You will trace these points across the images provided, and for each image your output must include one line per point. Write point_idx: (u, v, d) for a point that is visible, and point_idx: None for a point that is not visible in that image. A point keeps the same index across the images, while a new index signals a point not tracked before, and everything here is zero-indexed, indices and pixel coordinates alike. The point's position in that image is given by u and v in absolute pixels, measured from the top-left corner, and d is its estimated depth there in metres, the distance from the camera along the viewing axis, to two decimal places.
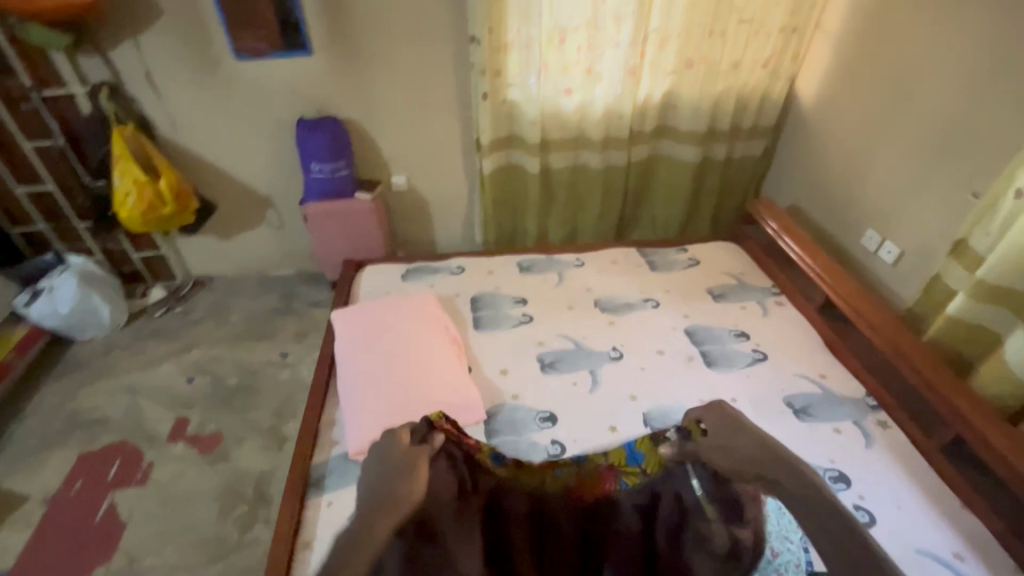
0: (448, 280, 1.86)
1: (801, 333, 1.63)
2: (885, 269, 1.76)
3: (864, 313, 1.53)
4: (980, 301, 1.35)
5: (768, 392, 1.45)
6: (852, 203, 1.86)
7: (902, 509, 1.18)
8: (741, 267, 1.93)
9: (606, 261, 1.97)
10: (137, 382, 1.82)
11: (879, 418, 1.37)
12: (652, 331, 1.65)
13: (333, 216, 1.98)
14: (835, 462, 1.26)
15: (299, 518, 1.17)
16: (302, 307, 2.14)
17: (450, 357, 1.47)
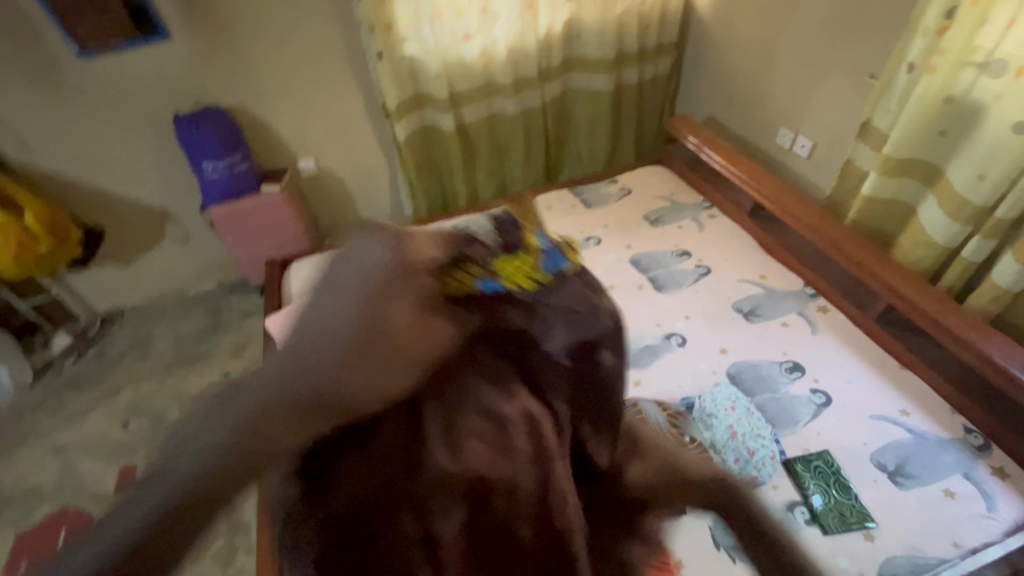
0: None
1: (737, 240, 1.68)
2: (802, 163, 1.82)
3: (791, 209, 1.59)
4: (891, 176, 1.42)
5: (718, 303, 1.49)
6: (762, 105, 1.90)
7: (852, 383, 1.26)
8: (671, 188, 1.95)
9: (542, 208, 1.92)
10: (64, 441, 1.64)
11: (820, 304, 1.45)
12: (599, 268, 1.65)
13: (242, 216, 1.81)
14: (788, 354, 1.33)
15: None
16: (234, 320, 1.98)
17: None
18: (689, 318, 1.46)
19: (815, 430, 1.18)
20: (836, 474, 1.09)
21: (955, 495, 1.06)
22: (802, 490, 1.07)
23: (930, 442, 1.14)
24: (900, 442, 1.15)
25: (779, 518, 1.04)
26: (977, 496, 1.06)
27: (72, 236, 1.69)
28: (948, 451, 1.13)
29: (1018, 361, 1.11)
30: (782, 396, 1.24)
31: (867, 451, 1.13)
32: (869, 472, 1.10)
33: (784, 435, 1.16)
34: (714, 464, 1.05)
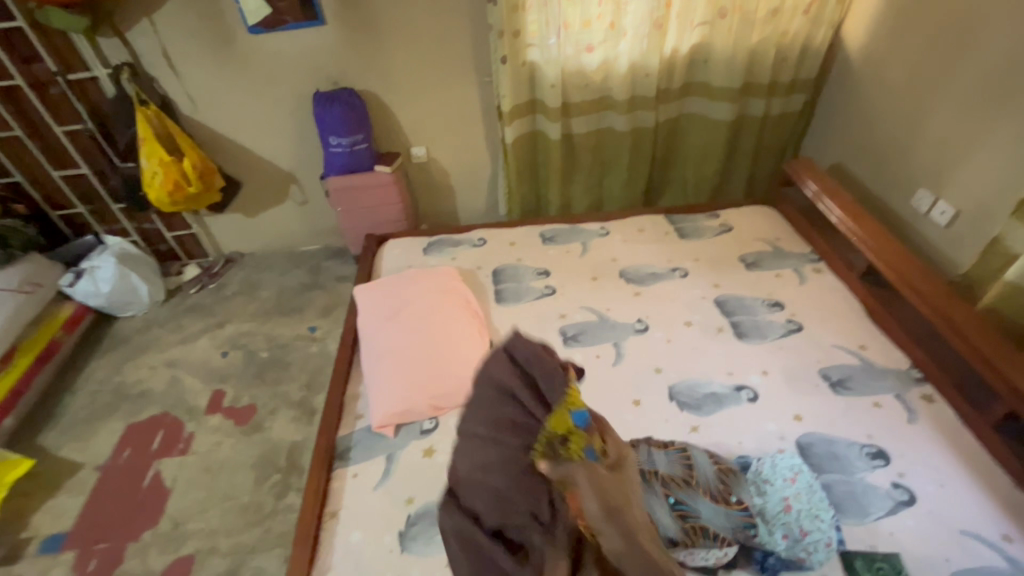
0: (469, 253, 1.84)
1: (839, 302, 1.54)
2: (937, 232, 1.62)
3: (912, 279, 1.42)
4: None
5: (803, 364, 1.38)
6: (901, 159, 1.72)
7: (946, 488, 1.11)
8: (777, 233, 1.83)
9: (633, 229, 1.90)
10: (176, 357, 1.90)
11: (924, 392, 1.29)
12: (679, 302, 1.59)
13: (354, 190, 1.97)
14: (873, 438, 1.20)
15: (326, 490, 1.20)
16: (330, 281, 2.17)
17: (471, 331, 1.46)
18: (765, 374, 1.37)
19: (888, 528, 1.05)
20: None
21: None
22: None
23: None
24: (994, 570, 0.99)
25: None
26: None
27: (216, 184, 1.95)
28: None
29: None
30: (856, 481, 1.13)
31: (947, 568, 1.00)
32: None
33: (848, 524, 1.06)
34: (758, 535, 0.98)
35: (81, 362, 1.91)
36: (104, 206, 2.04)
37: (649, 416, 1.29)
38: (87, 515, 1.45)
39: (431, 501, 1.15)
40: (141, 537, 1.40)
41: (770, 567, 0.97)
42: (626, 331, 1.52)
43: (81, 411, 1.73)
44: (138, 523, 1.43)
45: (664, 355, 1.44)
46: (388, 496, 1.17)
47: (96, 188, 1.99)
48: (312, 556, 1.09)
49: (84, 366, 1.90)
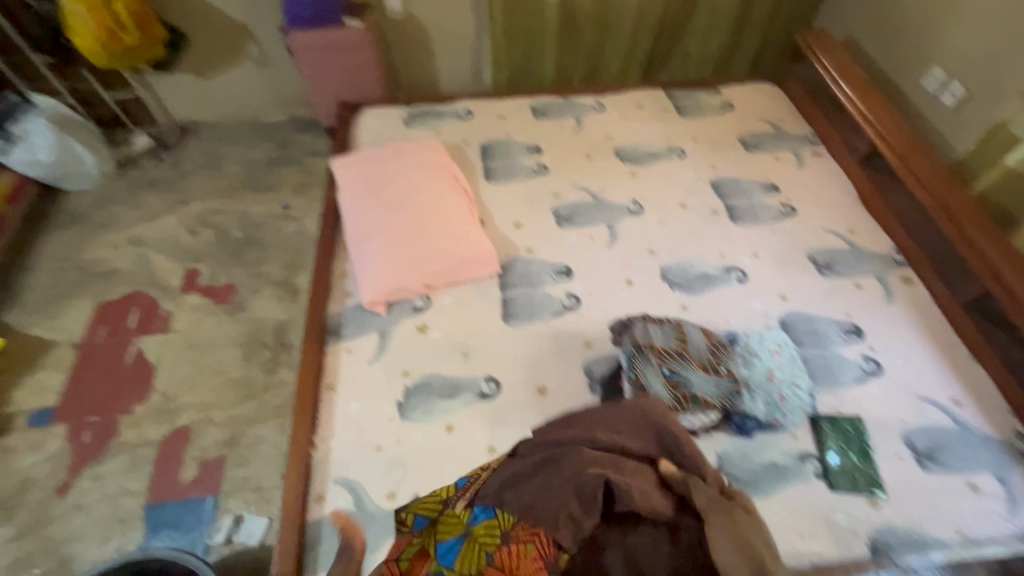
0: (455, 125, 1.70)
1: (834, 186, 1.52)
2: (944, 116, 1.57)
3: (912, 164, 1.39)
4: None
5: (793, 247, 1.39)
6: (920, 32, 1.60)
7: (910, 360, 1.19)
8: (779, 112, 1.74)
9: (631, 104, 1.77)
10: (141, 235, 1.77)
11: (904, 274, 1.34)
12: (676, 185, 1.54)
13: (321, 49, 1.73)
14: (852, 316, 1.26)
15: (321, 365, 1.20)
16: (300, 156, 2.00)
17: (460, 210, 1.39)
18: (756, 256, 1.37)
19: (855, 395, 1.14)
20: (861, 441, 1.08)
21: (977, 490, 1.02)
22: (821, 445, 1.07)
23: (971, 437, 1.09)
24: (941, 427, 1.10)
25: (788, 463, 1.05)
26: (1002, 497, 1.02)
27: (156, 32, 1.67)
28: (988, 449, 1.07)
29: None
30: (831, 355, 1.19)
31: (901, 428, 1.10)
32: (895, 448, 1.07)
33: (820, 391, 1.14)
34: (742, 401, 1.04)
35: (34, 238, 1.77)
36: (25, 58, 1.75)
37: (641, 296, 1.30)
38: (72, 391, 1.44)
39: (426, 374, 1.17)
40: (134, 411, 1.40)
41: (746, 428, 1.06)
42: (620, 213, 1.47)
43: (45, 290, 1.64)
44: (128, 398, 1.43)
45: (658, 237, 1.42)
46: (384, 370, 1.18)
47: (10, 36, 1.68)
48: (313, 423, 1.12)
49: (38, 243, 1.75)
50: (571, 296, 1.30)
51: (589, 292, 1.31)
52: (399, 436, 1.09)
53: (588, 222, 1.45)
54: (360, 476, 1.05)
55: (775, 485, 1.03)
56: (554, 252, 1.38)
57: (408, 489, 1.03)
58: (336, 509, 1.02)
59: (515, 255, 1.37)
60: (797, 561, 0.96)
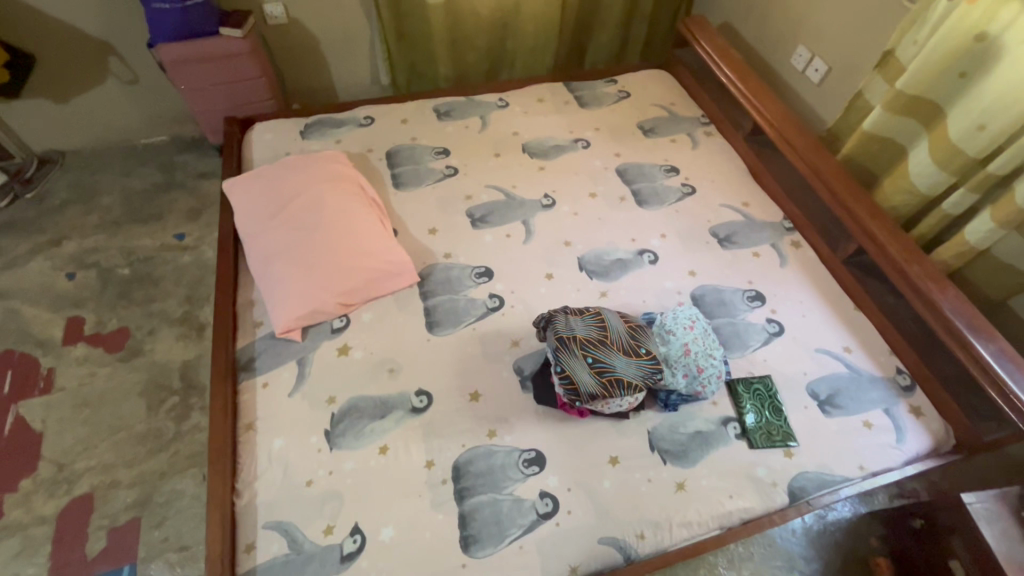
0: (356, 133, 1.64)
1: (726, 163, 1.63)
2: (812, 90, 1.72)
3: (789, 137, 1.51)
4: (897, 115, 1.35)
5: (696, 224, 1.47)
6: (784, 15, 1.74)
7: (806, 317, 1.30)
8: (671, 97, 1.83)
9: (532, 99, 1.79)
10: (5, 286, 1.56)
11: (793, 239, 1.45)
12: (583, 175, 1.58)
13: (196, 62, 1.60)
14: (753, 283, 1.35)
15: (235, 404, 1.12)
16: (189, 178, 1.84)
17: (368, 222, 1.34)
18: (664, 237, 1.44)
19: (763, 356, 1.23)
20: (772, 398, 1.16)
21: (872, 426, 1.14)
22: (739, 408, 1.15)
23: (862, 379, 1.21)
24: (837, 375, 1.21)
25: (712, 429, 1.12)
26: (891, 429, 1.14)
27: None
28: (876, 388, 1.19)
29: (964, 316, 1.15)
30: (738, 322, 1.28)
31: (804, 380, 1.20)
32: (802, 399, 1.17)
33: (733, 357, 1.22)
34: (663, 378, 1.09)
35: None
36: None
37: (562, 288, 1.32)
38: None
39: (352, 397, 1.12)
40: (19, 487, 1.24)
41: (671, 402, 1.12)
42: (533, 208, 1.49)
43: None
44: (9, 473, 1.25)
45: (572, 228, 1.45)
46: (306, 400, 1.12)
47: None
48: (234, 468, 1.04)
49: None
50: (493, 296, 1.30)
51: (511, 291, 1.31)
52: (331, 466, 1.04)
53: (503, 220, 1.45)
54: (293, 516, 0.99)
55: (702, 452, 1.09)
56: (472, 254, 1.37)
57: (347, 520, 0.99)
58: (269, 556, 0.95)
59: (433, 262, 1.35)
60: (729, 520, 1.03)
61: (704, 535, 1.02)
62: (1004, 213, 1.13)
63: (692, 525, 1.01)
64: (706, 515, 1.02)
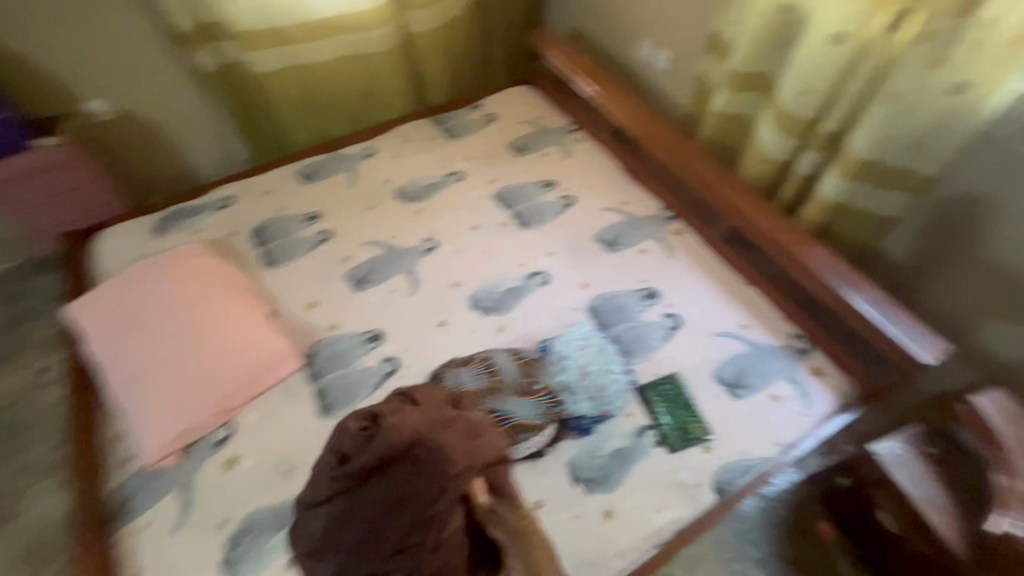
0: (216, 219, 1.52)
1: (600, 166, 1.63)
2: (664, 79, 1.75)
3: (648, 129, 1.53)
4: (737, 91, 1.39)
5: (581, 234, 1.46)
6: (622, 14, 1.78)
7: (701, 303, 1.31)
8: (537, 111, 1.82)
9: (399, 141, 1.74)
10: None
11: (675, 227, 1.47)
12: (462, 209, 1.54)
13: (15, 182, 1.45)
14: (645, 281, 1.35)
15: (114, 557, 1.00)
16: (44, 303, 1.66)
17: (233, 313, 1.23)
18: (551, 255, 1.42)
19: (667, 353, 1.23)
20: (683, 395, 1.15)
21: (780, 399, 1.15)
22: (653, 413, 1.12)
23: (763, 352, 1.22)
24: (739, 354, 1.22)
25: (630, 444, 1.09)
26: (798, 396, 1.16)
27: None
28: (777, 357, 1.21)
29: (835, 269, 1.19)
30: (638, 324, 1.27)
31: (710, 367, 1.20)
32: (711, 388, 1.17)
33: (638, 363, 1.21)
34: (566, 407, 1.08)
35: None
36: None
37: (457, 334, 1.27)
38: None
39: (247, 514, 1.03)
40: None
41: (585, 427, 1.09)
42: (416, 255, 1.43)
43: None
44: None
45: (458, 268, 1.39)
46: (196, 531, 1.01)
47: None
48: None
49: None
50: (387, 360, 1.23)
51: (405, 350, 1.25)
52: None
53: (385, 276, 1.38)
54: None
55: (624, 471, 1.06)
56: (358, 320, 1.30)
57: None
58: None
59: (318, 339, 1.26)
60: (662, 535, 1.01)
61: (641, 559, 1.00)
62: (845, 166, 1.18)
63: (626, 553, 0.99)
64: (637, 538, 0.99)
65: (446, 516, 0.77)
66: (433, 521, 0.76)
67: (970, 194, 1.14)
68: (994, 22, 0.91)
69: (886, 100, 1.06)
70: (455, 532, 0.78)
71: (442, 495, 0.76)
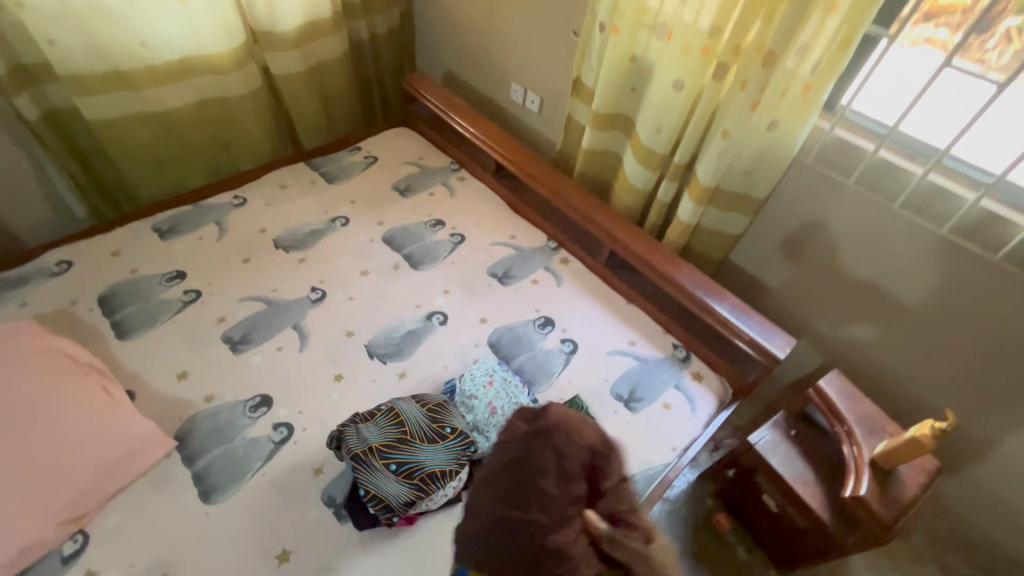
0: (48, 288, 1.29)
1: (486, 202, 1.69)
2: (536, 120, 1.88)
3: (526, 166, 1.61)
4: (602, 129, 1.53)
5: (474, 270, 1.49)
6: (491, 60, 1.88)
7: (592, 326, 1.39)
8: (418, 152, 1.84)
9: (273, 188, 1.64)
10: None
11: (561, 256, 1.55)
12: (349, 254, 1.48)
13: None
14: (540, 310, 1.41)
15: None
16: None
17: (71, 400, 1.03)
18: (447, 293, 1.42)
19: (567, 378, 1.28)
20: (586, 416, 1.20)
21: (670, 406, 1.25)
22: None
23: (651, 365, 1.33)
24: (631, 369, 1.31)
25: None
26: (685, 401, 1.27)
27: None
28: (663, 368, 1.32)
29: (700, 284, 1.34)
30: (537, 353, 1.31)
31: (607, 386, 1.27)
32: (610, 405, 1.24)
33: (542, 391, 1.24)
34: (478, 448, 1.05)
35: None
36: None
37: (356, 386, 1.21)
38: None
39: None
40: None
41: None
42: (303, 307, 1.34)
43: None
44: None
45: (351, 316, 1.33)
46: None
47: None
48: None
49: None
50: (279, 426, 1.13)
51: (298, 411, 1.15)
52: None
53: (268, 334, 1.27)
54: None
55: None
56: (240, 386, 1.17)
57: None
58: None
59: (192, 414, 1.12)
60: None
61: None
62: (696, 194, 1.35)
63: None
64: None
65: (570, 534, 0.58)
66: (576, 525, 0.60)
67: (792, 213, 1.37)
68: (791, 74, 1.12)
69: (720, 137, 1.24)
70: (581, 547, 0.58)
71: (586, 488, 0.63)
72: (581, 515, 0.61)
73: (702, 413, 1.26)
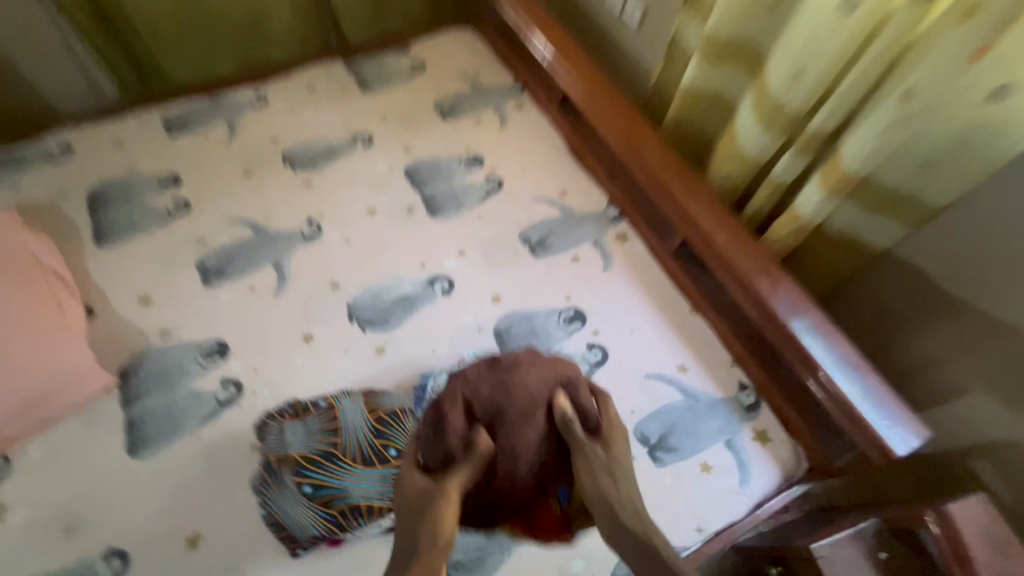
0: (43, 174, 1.19)
1: (542, 142, 1.32)
2: (633, 38, 1.41)
3: (596, 102, 1.21)
4: (713, 61, 1.07)
5: (503, 230, 1.18)
6: None
7: (635, 333, 1.06)
8: (477, 64, 1.48)
9: (298, 90, 1.39)
10: None
11: (619, 230, 1.19)
12: (360, 185, 1.23)
13: None
14: (572, 299, 1.09)
15: None
16: None
17: (13, 311, 0.92)
18: (462, 254, 1.14)
19: None
20: None
21: (711, 469, 0.93)
22: None
23: (700, 406, 0.98)
24: (671, 406, 0.98)
25: None
26: (734, 467, 0.93)
27: None
28: (717, 414, 0.98)
29: (801, 313, 0.93)
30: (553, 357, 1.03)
31: (631, 421, 0.96)
32: (628, 450, 0.94)
33: None
34: None
35: None
36: None
37: (324, 353, 1.01)
38: None
39: None
40: None
41: None
42: (292, 242, 1.13)
43: None
44: None
45: (342, 264, 1.11)
46: None
47: None
48: None
49: None
50: (229, 382, 0.97)
51: (254, 369, 0.99)
52: None
53: (247, 268, 1.09)
54: None
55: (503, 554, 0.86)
56: (199, 326, 1.02)
57: None
58: None
59: (143, 348, 0.99)
60: None
61: None
62: (829, 180, 0.90)
63: None
64: None
65: (532, 418, 0.71)
66: (540, 423, 0.72)
67: None
68: None
69: (895, 99, 0.78)
70: (534, 440, 0.71)
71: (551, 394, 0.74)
72: (544, 411, 0.73)
73: (753, 487, 0.93)
